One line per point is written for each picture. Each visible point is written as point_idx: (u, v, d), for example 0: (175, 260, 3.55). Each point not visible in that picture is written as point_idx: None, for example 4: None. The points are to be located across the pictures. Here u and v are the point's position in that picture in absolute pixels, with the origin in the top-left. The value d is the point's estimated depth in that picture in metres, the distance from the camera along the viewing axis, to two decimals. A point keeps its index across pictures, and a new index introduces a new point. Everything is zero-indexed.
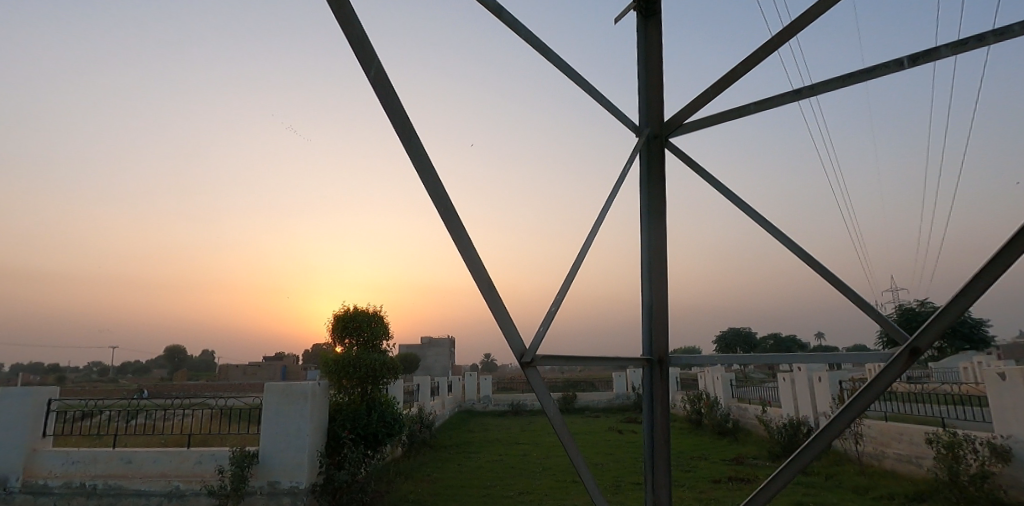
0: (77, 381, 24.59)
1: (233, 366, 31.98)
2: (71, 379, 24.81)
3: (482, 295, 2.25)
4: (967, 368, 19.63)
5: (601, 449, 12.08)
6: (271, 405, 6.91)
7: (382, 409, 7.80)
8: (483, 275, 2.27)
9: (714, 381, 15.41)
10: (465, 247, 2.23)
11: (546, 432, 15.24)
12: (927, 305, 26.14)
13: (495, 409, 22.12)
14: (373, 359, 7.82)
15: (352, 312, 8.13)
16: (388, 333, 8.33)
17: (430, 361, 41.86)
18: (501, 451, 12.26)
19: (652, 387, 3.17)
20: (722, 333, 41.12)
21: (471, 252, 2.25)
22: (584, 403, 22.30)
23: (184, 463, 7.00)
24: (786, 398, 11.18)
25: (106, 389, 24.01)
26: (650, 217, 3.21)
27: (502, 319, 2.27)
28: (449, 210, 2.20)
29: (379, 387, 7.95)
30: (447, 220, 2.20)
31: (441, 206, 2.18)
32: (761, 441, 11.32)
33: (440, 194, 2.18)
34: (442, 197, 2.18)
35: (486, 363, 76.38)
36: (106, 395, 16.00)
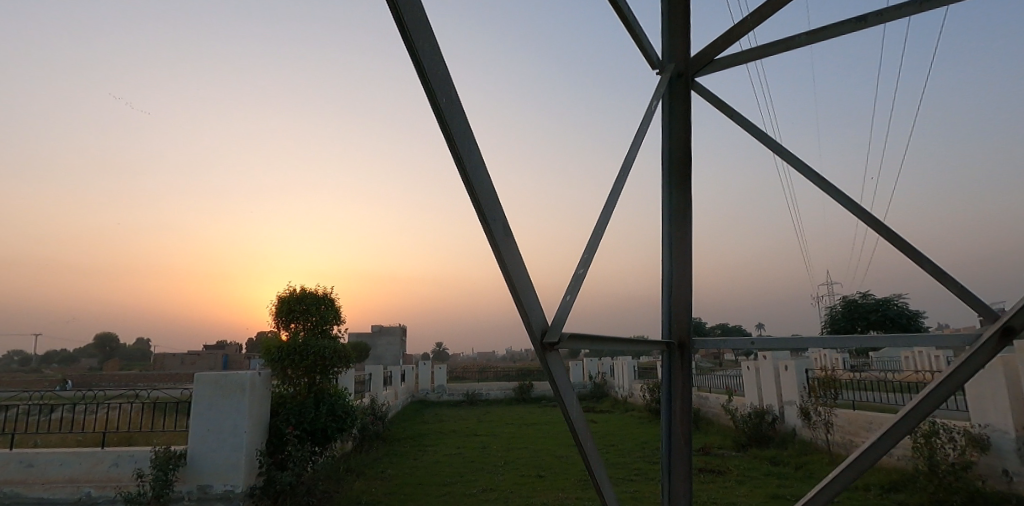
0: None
1: (171, 356, 30.07)
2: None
3: (494, 245, 1.56)
4: (909, 357, 20.32)
5: (563, 441, 11.64)
6: (201, 399, 6.07)
7: (331, 401, 7.03)
8: (497, 216, 1.58)
9: None
10: (474, 174, 1.52)
11: (504, 423, 14.73)
12: (870, 297, 27.11)
13: (449, 399, 21.47)
14: (322, 346, 7.04)
15: (298, 293, 7.30)
16: (339, 317, 7.55)
17: (381, 350, 40.73)
18: (458, 443, 11.64)
19: (671, 376, 2.63)
20: None
21: (484, 181, 1.54)
22: (540, 393, 21.93)
23: (97, 467, 6.07)
24: (750, 387, 11.00)
25: (26, 380, 22.02)
26: (674, 169, 2.66)
27: (521, 279, 1.62)
28: (455, 111, 1.48)
29: (328, 377, 7.16)
30: (449, 124, 1.46)
31: (440, 100, 1.44)
32: (725, 430, 11.13)
33: (444, 82, 1.45)
34: (446, 87, 1.46)
35: (437, 351, 75.48)
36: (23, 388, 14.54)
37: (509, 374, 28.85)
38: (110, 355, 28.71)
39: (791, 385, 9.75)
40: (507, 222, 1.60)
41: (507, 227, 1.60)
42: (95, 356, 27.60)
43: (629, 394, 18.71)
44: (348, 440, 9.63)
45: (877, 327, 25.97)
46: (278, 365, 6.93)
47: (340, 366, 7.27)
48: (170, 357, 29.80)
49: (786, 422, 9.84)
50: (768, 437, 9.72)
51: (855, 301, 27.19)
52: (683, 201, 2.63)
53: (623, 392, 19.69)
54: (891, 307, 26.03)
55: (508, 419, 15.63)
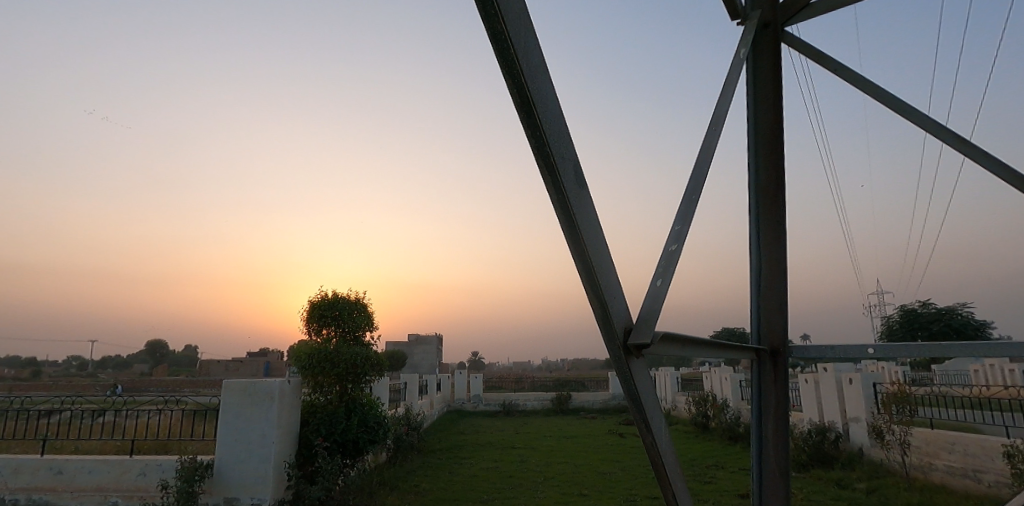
0: (54, 375, 23.32)
1: (216, 362, 30.65)
2: (47, 372, 23.54)
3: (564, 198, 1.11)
4: (978, 371, 18.91)
5: (605, 456, 11.05)
6: (229, 407, 5.80)
7: (363, 412, 6.70)
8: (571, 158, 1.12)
9: (722, 382, 14.45)
10: (541, 91, 1.07)
11: (542, 435, 14.19)
12: (930, 306, 25.63)
13: (486, 409, 21.04)
14: (354, 353, 6.71)
15: (329, 298, 7.01)
16: (372, 323, 7.23)
17: (418, 358, 40.70)
18: (495, 456, 11.17)
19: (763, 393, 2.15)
20: None
21: (551, 107, 1.09)
22: (578, 404, 21.30)
23: (124, 476, 5.86)
24: (808, 402, 10.20)
25: (81, 384, 22.69)
26: (760, 136, 2.24)
27: (598, 250, 1.17)
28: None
29: (360, 386, 6.83)
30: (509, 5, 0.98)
31: None
32: None
33: None
34: None
35: (472, 360, 75.23)
36: (74, 391, 14.85)
37: (546, 383, 28.29)
38: (159, 360, 29.42)
39: (856, 400, 8.96)
40: (580, 168, 1.14)
41: (581, 176, 1.16)
42: (145, 362, 28.33)
43: (673, 406, 17.93)
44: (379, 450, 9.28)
45: (939, 338, 24.51)
46: (308, 373, 6.62)
47: (373, 374, 6.93)
48: (213, 363, 30.33)
49: (852, 441, 9.05)
50: (831, 456, 8.95)
51: (914, 310, 25.73)
52: (774, 172, 2.19)
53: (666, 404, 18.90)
54: (955, 317, 24.45)
55: (546, 431, 15.11)
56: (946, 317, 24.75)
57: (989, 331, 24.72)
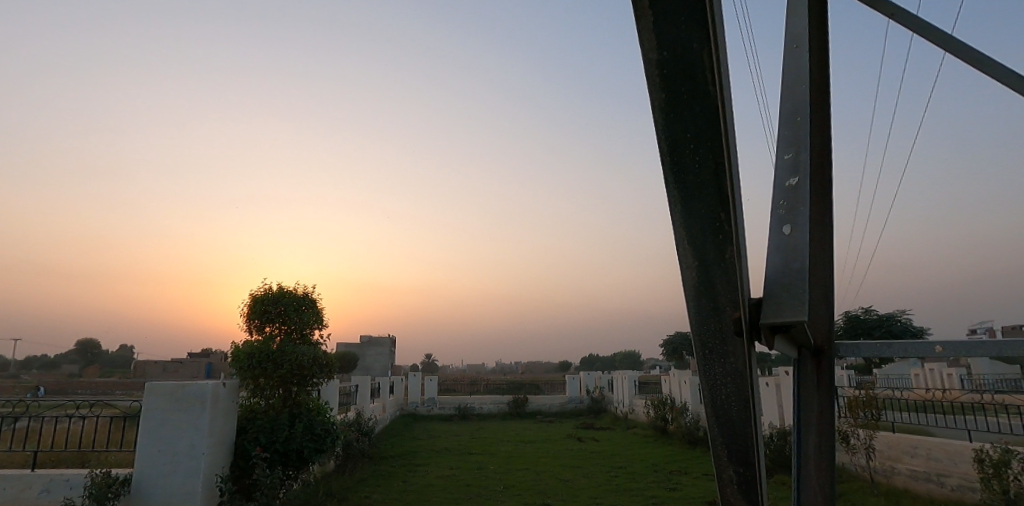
0: None
1: (151, 363, 28.73)
2: None
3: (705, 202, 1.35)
4: (919, 375, 19.57)
5: (565, 462, 10.71)
6: (154, 413, 5.12)
7: (309, 418, 6.07)
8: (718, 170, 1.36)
9: (681, 385, 14.33)
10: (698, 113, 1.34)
11: (500, 440, 13.76)
12: (872, 312, 26.56)
13: (440, 413, 20.42)
14: (301, 354, 6.10)
15: (274, 293, 6.37)
16: (321, 320, 6.61)
17: (370, 361, 39.54)
18: (452, 463, 10.67)
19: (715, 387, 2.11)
20: (668, 339, 40.90)
21: None
22: (535, 407, 20.94)
23: (25, 493, 5.08)
24: (768, 405, 10.13)
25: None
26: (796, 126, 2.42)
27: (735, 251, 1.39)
28: None
29: (306, 389, 6.20)
30: None
31: None
32: (745, 453, 10.26)
33: None
34: None
35: (425, 363, 74.06)
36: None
37: (501, 387, 27.77)
38: (89, 361, 27.51)
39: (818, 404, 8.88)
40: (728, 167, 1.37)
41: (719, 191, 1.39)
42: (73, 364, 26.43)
43: (630, 410, 17.79)
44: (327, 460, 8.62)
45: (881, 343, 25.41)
46: (247, 376, 5.96)
47: (320, 376, 6.32)
48: (148, 364, 28.57)
49: None
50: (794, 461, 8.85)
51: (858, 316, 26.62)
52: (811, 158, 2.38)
53: (623, 407, 18.75)
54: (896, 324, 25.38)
55: (504, 435, 14.68)
56: (887, 323, 25.69)
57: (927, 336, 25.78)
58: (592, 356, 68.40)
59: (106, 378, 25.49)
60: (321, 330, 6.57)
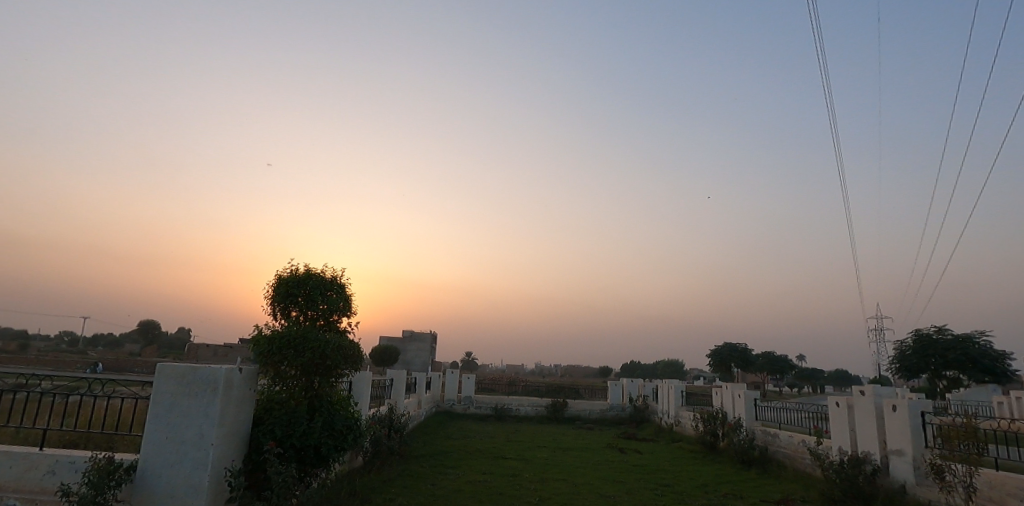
0: (37, 353, 22.31)
1: (203, 347, 29.50)
2: (31, 351, 22.59)
3: None
4: (1002, 404, 17.72)
5: (606, 475, 9.92)
6: (163, 397, 4.72)
7: (330, 413, 5.54)
8: None
9: (734, 399, 13.26)
10: None
11: (537, 445, 13.08)
12: (946, 332, 24.50)
13: (476, 413, 19.92)
14: (326, 342, 5.60)
15: (301, 274, 5.90)
16: (349, 307, 6.10)
17: (410, 356, 39.57)
18: (484, 468, 10.05)
19: None
20: (716, 349, 39.27)
21: None
22: (574, 413, 20.15)
23: (28, 474, 4.75)
24: (838, 428, 9.11)
25: (63, 361, 21.58)
26: None
27: None
28: None
29: (329, 381, 5.68)
30: None
31: None
32: (810, 479, 9.24)
33: None
34: None
35: (464, 360, 73.93)
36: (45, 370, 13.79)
37: (540, 389, 27.14)
38: (149, 341, 28.74)
39: (899, 430, 7.87)
40: None
41: None
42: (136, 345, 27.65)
43: (676, 421, 16.77)
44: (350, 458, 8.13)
45: (954, 366, 23.46)
46: (268, 362, 5.50)
47: (344, 367, 5.79)
48: (200, 346, 29.43)
49: (891, 476, 7.96)
50: (869, 494, 7.88)
51: (930, 336, 24.64)
52: None
53: (667, 419, 17.74)
54: (973, 346, 23.32)
55: (540, 440, 13.98)
56: (963, 344, 23.64)
57: (1008, 361, 23.58)
58: (634, 363, 66.70)
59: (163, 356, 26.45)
60: (349, 318, 6.08)
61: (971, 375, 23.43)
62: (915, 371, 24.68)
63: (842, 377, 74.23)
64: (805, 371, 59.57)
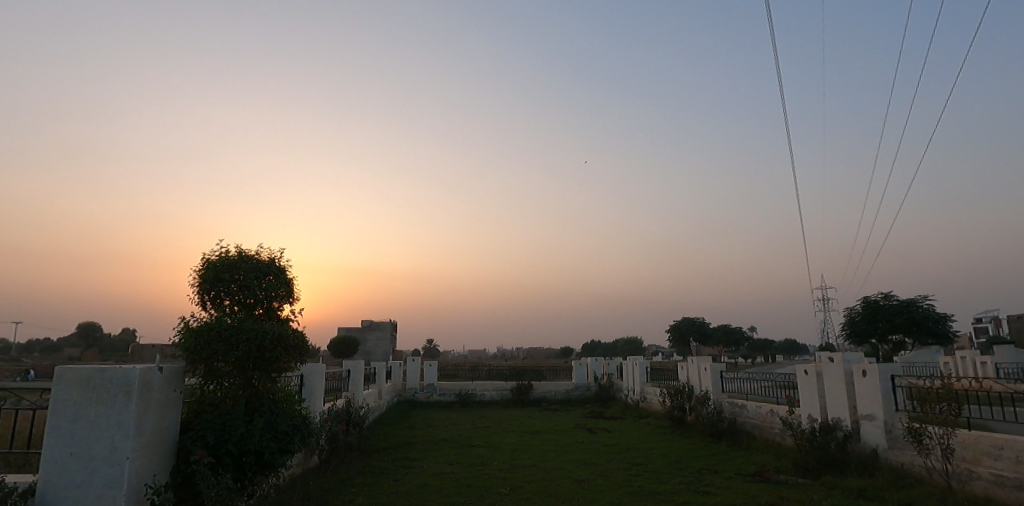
0: None
1: (149, 349, 27.79)
2: None
3: None
4: (949, 363, 18.33)
5: (577, 458, 9.59)
6: (65, 407, 4.00)
7: (272, 412, 4.89)
8: None
9: (699, 372, 13.12)
10: None
11: (504, 430, 12.67)
12: (892, 298, 25.35)
13: (440, 400, 19.39)
14: (263, 331, 4.94)
15: (232, 257, 5.18)
16: (290, 293, 5.44)
17: (371, 346, 38.60)
18: (449, 458, 9.56)
19: None
20: (674, 324, 39.81)
21: None
22: (539, 394, 19.88)
23: None
24: (807, 396, 8.99)
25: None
26: None
27: None
28: None
29: (269, 376, 5.02)
30: None
31: None
32: (781, 449, 9.14)
33: None
34: None
35: (426, 348, 73.14)
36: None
37: (503, 372, 26.79)
38: (90, 343, 26.90)
39: (869, 395, 7.77)
40: None
41: None
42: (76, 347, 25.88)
43: (641, 398, 16.67)
44: (302, 457, 7.50)
45: (901, 330, 24.34)
46: (194, 359, 4.80)
47: (286, 360, 5.14)
48: (147, 348, 27.71)
49: (862, 441, 7.87)
50: (841, 460, 7.79)
51: (877, 302, 25.46)
52: None
53: (633, 395, 17.65)
54: (917, 309, 24.21)
55: (507, 425, 13.60)
56: (908, 308, 24.50)
57: (950, 322, 24.58)
58: (595, 342, 67.36)
59: (106, 357, 24.83)
60: (291, 304, 5.43)
61: (917, 338, 24.34)
62: (864, 336, 25.48)
63: (793, 346, 77.09)
64: (758, 341, 61.39)
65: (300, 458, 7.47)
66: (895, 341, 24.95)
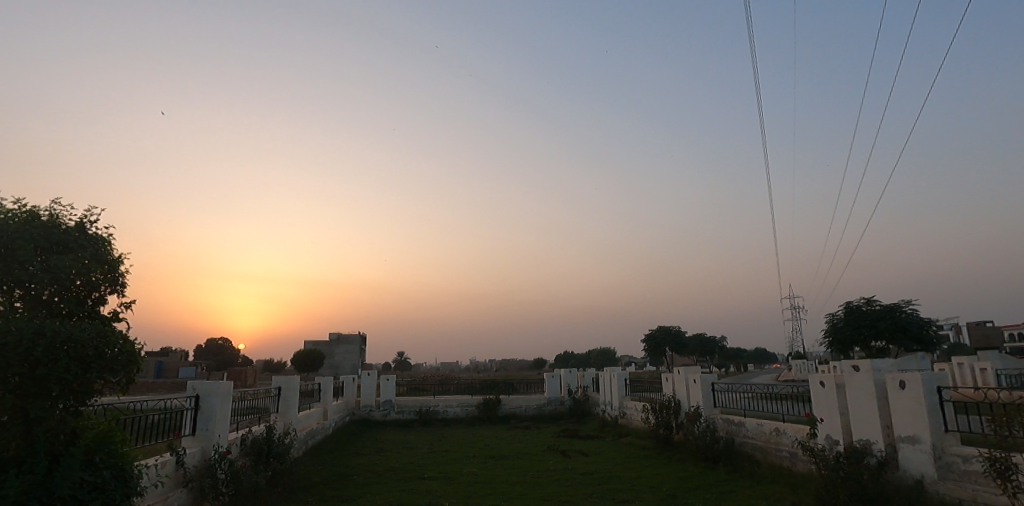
0: None
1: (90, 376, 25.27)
2: None
3: None
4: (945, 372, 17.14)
5: (549, 494, 7.80)
6: None
7: (46, 470, 3.12)
8: None
9: (687, 384, 11.34)
10: None
11: (464, 456, 10.90)
12: (875, 303, 24.27)
13: (398, 419, 17.43)
14: (34, 336, 3.12)
15: (9, 217, 3.39)
16: (109, 277, 3.73)
17: (339, 358, 36.29)
18: (391, 497, 7.71)
19: None
20: (650, 334, 38.40)
21: None
22: (508, 410, 18.10)
23: None
24: (825, 411, 7.39)
25: None
26: None
27: None
28: None
29: (49, 409, 3.21)
30: None
31: None
32: (794, 478, 7.58)
33: None
34: None
35: (397, 361, 70.74)
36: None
37: (472, 386, 24.90)
38: None
39: (910, 412, 6.20)
40: None
41: None
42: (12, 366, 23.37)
43: (620, 414, 15.02)
44: (163, 498, 5.71)
45: (885, 336, 23.21)
46: None
47: (84, 382, 3.32)
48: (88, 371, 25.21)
49: (900, 470, 6.31)
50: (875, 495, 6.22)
51: (860, 308, 24.42)
52: None
53: (611, 411, 15.97)
54: (902, 314, 23.21)
55: (469, 448, 11.77)
56: (892, 314, 23.47)
57: (935, 328, 23.60)
58: (571, 353, 65.69)
59: None
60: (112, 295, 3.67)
61: (902, 345, 23.24)
62: (847, 344, 24.38)
63: (764, 355, 76.63)
64: (732, 351, 60.49)
65: (161, 497, 5.71)
66: (879, 348, 23.87)
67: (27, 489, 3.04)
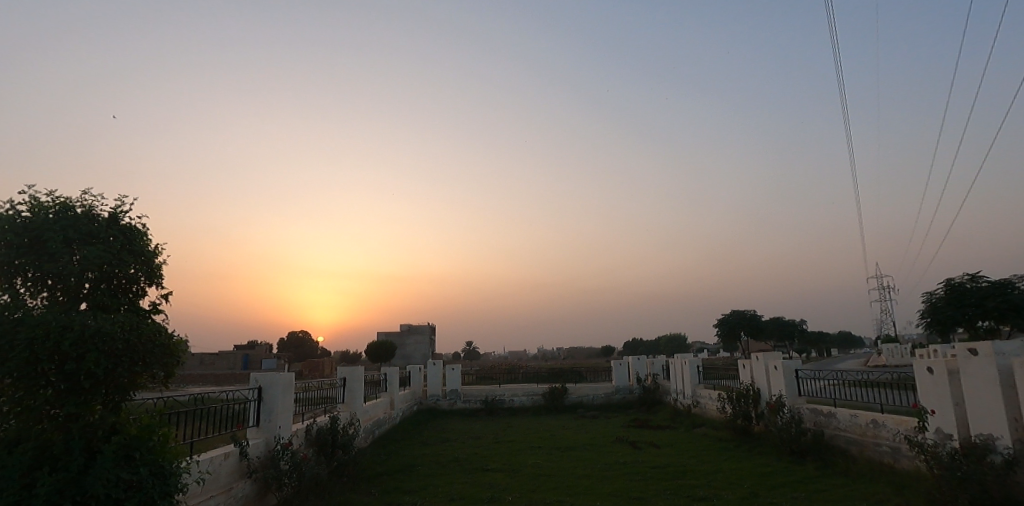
0: None
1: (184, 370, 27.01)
2: None
3: None
4: None
5: (618, 489, 7.33)
6: None
7: (79, 467, 3.02)
8: None
9: (767, 371, 10.49)
10: None
11: (529, 446, 10.59)
12: (980, 279, 21.97)
13: (465, 409, 17.40)
14: (62, 329, 3.02)
15: (40, 211, 3.27)
16: (145, 269, 3.59)
17: (409, 349, 37.01)
18: (453, 490, 7.48)
19: None
20: (723, 319, 36.78)
21: None
22: (576, 399, 17.67)
23: None
24: (935, 401, 6.49)
25: None
26: None
27: None
28: None
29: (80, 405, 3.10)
30: None
31: None
32: (898, 476, 6.75)
33: None
34: None
35: (466, 350, 71.79)
36: None
37: (540, 375, 24.62)
38: None
39: None
40: None
41: None
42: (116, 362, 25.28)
43: (693, 402, 14.24)
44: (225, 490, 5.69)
45: (993, 315, 20.98)
46: None
47: (115, 377, 3.19)
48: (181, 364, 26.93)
49: None
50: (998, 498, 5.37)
51: (962, 285, 22.19)
52: None
53: (683, 399, 15.20)
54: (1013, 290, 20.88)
55: (535, 439, 11.45)
56: (1001, 291, 21.15)
57: None
58: (641, 340, 64.31)
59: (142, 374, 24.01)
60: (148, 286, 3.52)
61: (1014, 325, 20.91)
62: (948, 324, 22.25)
63: (849, 339, 72.15)
64: (814, 334, 57.18)
65: (223, 489, 5.69)
66: (986, 328, 21.61)
67: (59, 489, 2.95)
